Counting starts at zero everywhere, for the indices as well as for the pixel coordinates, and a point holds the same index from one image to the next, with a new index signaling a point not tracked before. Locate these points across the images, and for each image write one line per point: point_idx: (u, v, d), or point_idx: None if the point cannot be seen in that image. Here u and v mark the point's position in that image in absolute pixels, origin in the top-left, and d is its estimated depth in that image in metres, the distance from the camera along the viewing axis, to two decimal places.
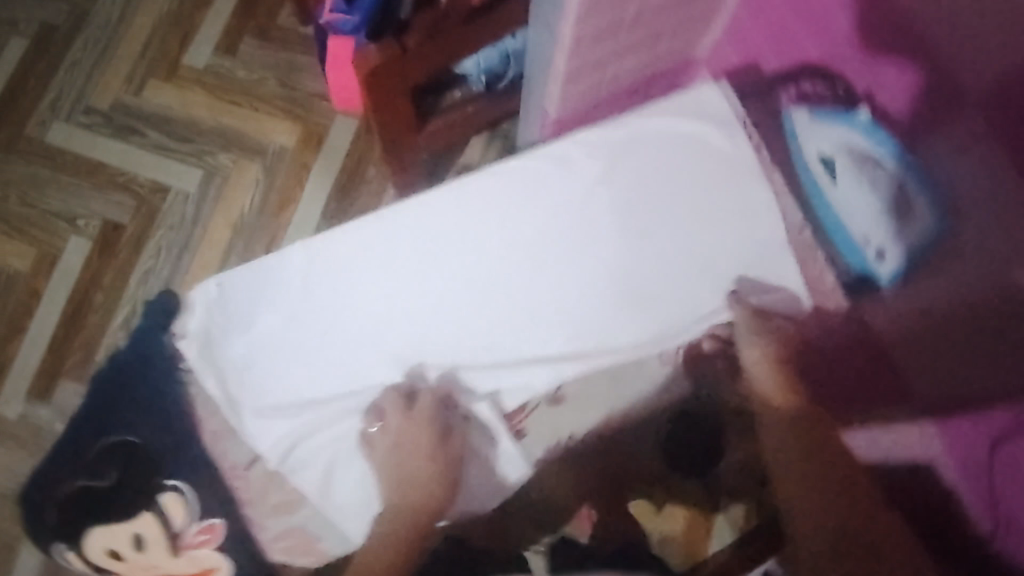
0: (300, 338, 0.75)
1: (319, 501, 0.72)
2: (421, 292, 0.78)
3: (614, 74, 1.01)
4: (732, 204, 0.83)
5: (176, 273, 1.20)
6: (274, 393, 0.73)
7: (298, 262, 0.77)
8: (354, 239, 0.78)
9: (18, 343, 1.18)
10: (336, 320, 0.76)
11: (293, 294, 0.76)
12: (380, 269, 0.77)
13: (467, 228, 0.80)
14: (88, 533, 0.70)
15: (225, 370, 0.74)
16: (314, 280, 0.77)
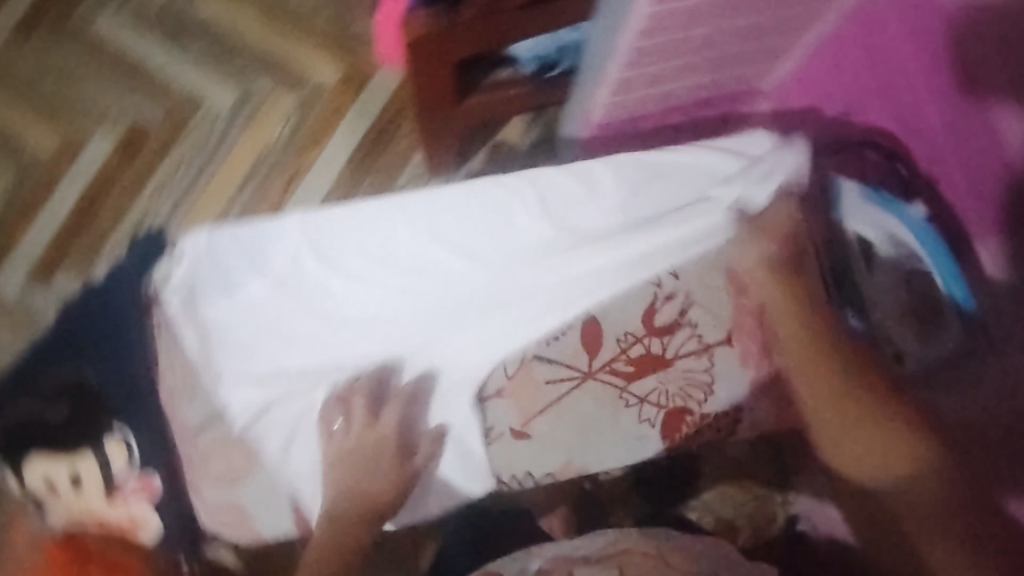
0: (289, 309, 0.78)
1: (279, 471, 0.74)
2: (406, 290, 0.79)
3: (670, 90, 0.94)
4: (744, 270, 0.77)
5: (191, 192, 1.12)
6: (253, 359, 0.77)
7: (294, 234, 0.76)
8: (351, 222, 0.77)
9: (20, 233, 1.11)
10: (328, 299, 0.78)
11: (287, 266, 0.77)
12: (375, 258, 0.78)
13: (461, 235, 0.78)
14: (27, 464, 0.69)
15: (206, 328, 0.76)
16: (308, 257, 0.77)
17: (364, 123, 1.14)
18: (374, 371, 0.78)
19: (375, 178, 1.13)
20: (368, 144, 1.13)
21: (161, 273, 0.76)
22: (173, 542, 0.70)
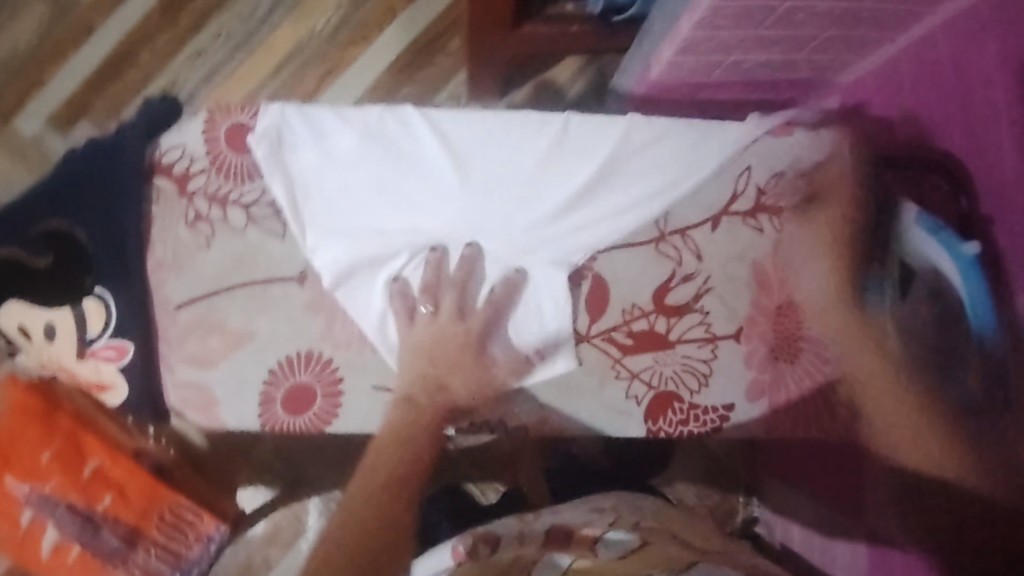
0: (378, 182, 0.68)
1: (291, 357, 0.68)
2: (500, 196, 0.69)
3: (739, 62, 0.90)
4: (773, 267, 0.71)
5: (227, 64, 1.12)
6: (339, 219, 0.68)
7: (403, 113, 0.69)
8: (441, 117, 0.69)
9: (54, 68, 1.13)
10: (423, 179, 0.69)
11: (385, 140, 0.68)
12: (479, 153, 0.69)
13: (532, 153, 0.70)
14: (3, 304, 0.67)
15: (291, 176, 0.68)
16: (408, 135, 0.69)
17: (414, 30, 1.12)
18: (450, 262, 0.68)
19: (414, 89, 1.12)
20: (413, 53, 1.12)
21: (162, 142, 0.70)
22: (138, 407, 0.68)
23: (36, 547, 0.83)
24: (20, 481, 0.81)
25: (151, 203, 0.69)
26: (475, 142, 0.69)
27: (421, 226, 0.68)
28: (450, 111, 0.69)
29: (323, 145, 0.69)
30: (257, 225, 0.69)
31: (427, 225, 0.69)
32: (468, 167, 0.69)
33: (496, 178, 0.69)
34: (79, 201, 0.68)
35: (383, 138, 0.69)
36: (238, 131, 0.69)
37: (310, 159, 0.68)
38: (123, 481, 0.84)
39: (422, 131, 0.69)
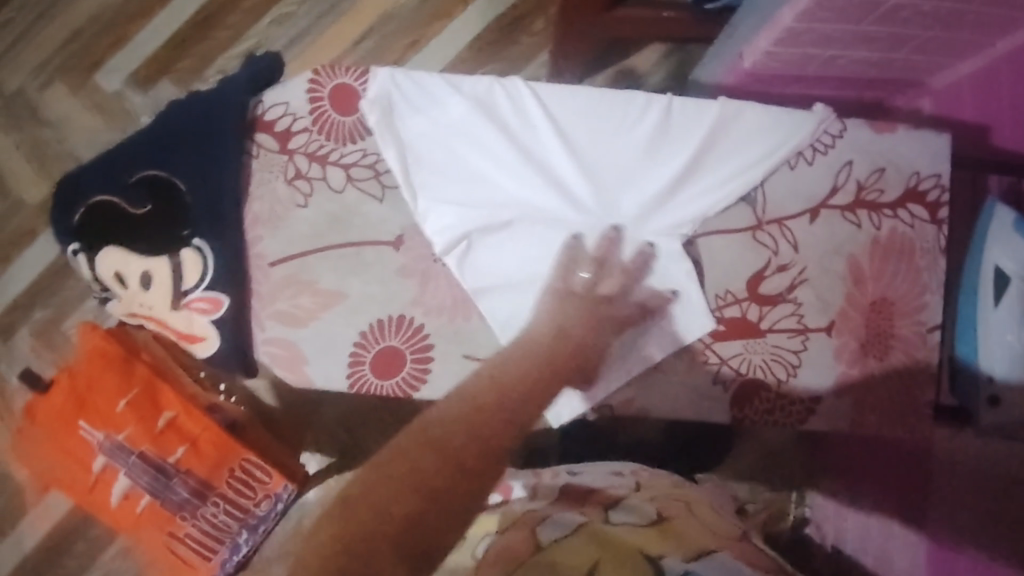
0: (484, 155, 0.69)
1: (386, 320, 0.69)
2: (612, 175, 0.69)
3: (834, 58, 0.89)
4: (870, 264, 0.70)
5: (311, 30, 1.17)
6: (448, 190, 0.68)
7: (509, 89, 0.69)
8: (549, 91, 0.69)
9: (140, 27, 1.16)
10: (527, 156, 0.69)
11: (494, 115, 0.69)
12: (583, 133, 0.69)
13: (633, 136, 0.69)
14: (103, 250, 0.69)
15: (401, 143, 0.68)
16: (514, 111, 0.69)
17: (496, 10, 1.17)
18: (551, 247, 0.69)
19: (496, 66, 1.17)
20: (493, 32, 1.17)
21: (267, 97, 0.70)
22: (227, 359, 0.69)
23: (107, 494, 0.87)
24: (96, 427, 0.86)
25: (251, 158, 0.69)
26: (583, 119, 0.69)
27: (530, 203, 0.69)
28: (557, 86, 0.69)
29: (429, 114, 0.68)
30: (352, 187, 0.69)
31: (537, 201, 0.69)
32: (577, 145, 0.69)
33: (606, 157, 0.69)
34: (179, 152, 0.69)
35: (491, 110, 0.69)
36: (342, 92, 0.69)
37: (419, 127, 0.68)
38: (195, 434, 0.88)
39: (530, 104, 0.69)
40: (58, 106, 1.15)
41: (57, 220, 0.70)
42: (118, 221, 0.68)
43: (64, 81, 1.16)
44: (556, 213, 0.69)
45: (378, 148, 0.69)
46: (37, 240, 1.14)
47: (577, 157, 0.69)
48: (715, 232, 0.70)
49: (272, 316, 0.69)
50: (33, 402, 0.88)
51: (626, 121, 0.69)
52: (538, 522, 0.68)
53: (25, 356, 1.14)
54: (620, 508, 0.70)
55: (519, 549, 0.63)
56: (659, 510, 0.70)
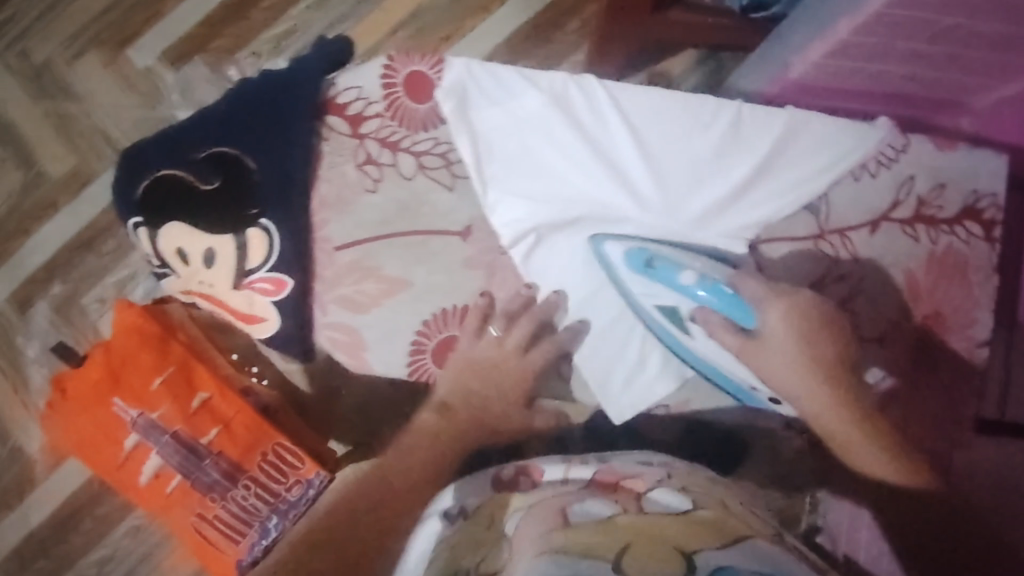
0: (556, 151, 0.70)
1: (450, 310, 0.69)
2: (678, 179, 0.71)
3: (881, 72, 0.91)
4: (926, 278, 0.71)
5: (350, 16, 1.16)
6: (518, 184, 0.70)
7: (584, 87, 0.69)
8: (624, 92, 0.69)
9: (176, 3, 1.15)
10: (597, 155, 0.70)
11: (567, 110, 0.69)
12: (652, 136, 0.70)
13: (701, 141, 0.70)
14: (165, 225, 0.68)
15: (474, 133, 0.69)
16: (587, 109, 0.69)
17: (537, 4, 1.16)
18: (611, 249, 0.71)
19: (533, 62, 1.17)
20: (534, 28, 1.16)
21: (339, 80, 0.69)
22: (289, 340, 0.69)
23: (137, 470, 0.86)
24: (130, 405, 0.85)
25: (321, 140, 0.68)
26: (655, 121, 0.70)
27: (598, 203, 0.70)
28: (632, 87, 0.70)
29: (503, 108, 0.69)
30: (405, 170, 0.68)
31: (605, 200, 0.70)
32: (647, 147, 0.70)
33: (674, 159, 0.70)
34: (251, 131, 0.68)
35: (566, 106, 0.69)
36: (416, 79, 0.69)
37: (492, 120, 0.69)
38: (229, 417, 0.86)
39: (603, 103, 0.69)
40: (87, 77, 1.13)
41: (120, 194, 0.70)
42: (181, 196, 0.67)
43: (95, 53, 1.14)
44: (623, 213, 0.70)
45: (450, 137, 0.69)
46: (59, 213, 1.13)
47: (645, 160, 0.70)
48: (779, 238, 0.71)
49: (335, 300, 0.68)
50: (66, 377, 0.88)
51: (694, 125, 0.70)
52: (564, 506, 0.58)
53: (43, 330, 1.12)
54: (652, 497, 0.61)
55: (539, 533, 0.54)
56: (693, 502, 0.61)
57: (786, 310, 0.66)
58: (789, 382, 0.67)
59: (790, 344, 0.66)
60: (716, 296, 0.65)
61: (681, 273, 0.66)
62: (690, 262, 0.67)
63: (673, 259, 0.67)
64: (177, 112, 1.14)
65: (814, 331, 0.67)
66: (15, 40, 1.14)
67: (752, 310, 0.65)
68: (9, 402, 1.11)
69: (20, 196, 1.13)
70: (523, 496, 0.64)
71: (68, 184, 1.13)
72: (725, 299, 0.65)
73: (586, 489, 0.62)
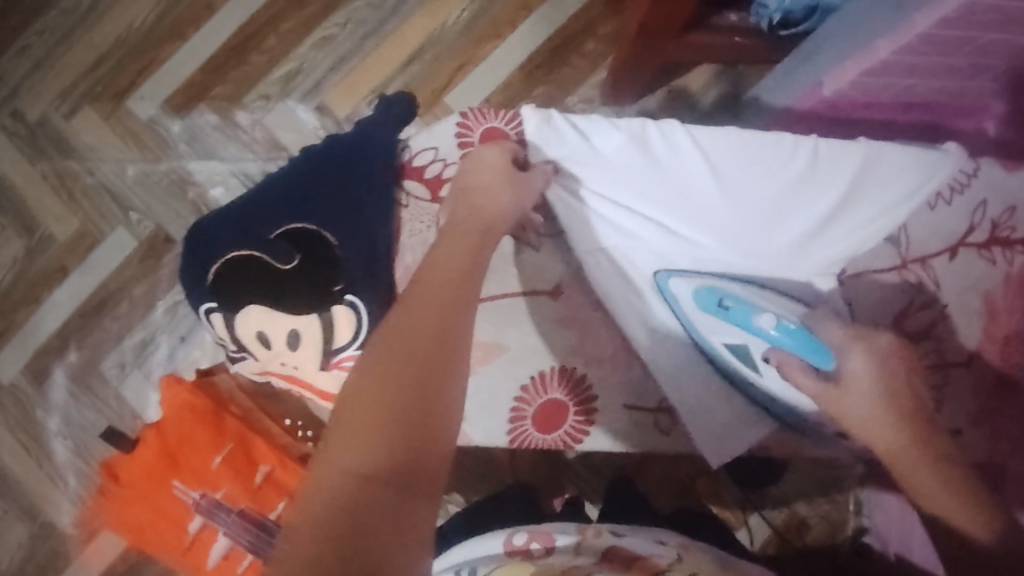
0: (638, 198, 0.69)
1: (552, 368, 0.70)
2: (762, 212, 0.70)
3: (912, 87, 0.89)
4: (1004, 298, 0.71)
5: (356, 53, 1.11)
6: (604, 232, 0.69)
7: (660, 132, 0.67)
8: (707, 132, 0.67)
9: (174, 49, 1.10)
10: (680, 199, 0.69)
11: (645, 156, 0.68)
12: (731, 178, 0.69)
13: (780, 180, 0.69)
14: (243, 310, 0.65)
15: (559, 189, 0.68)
16: (666, 153, 0.68)
17: (548, 29, 1.13)
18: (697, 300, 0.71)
19: (549, 88, 1.13)
20: (547, 52, 1.13)
21: (413, 142, 0.68)
22: None
23: (204, 555, 0.82)
24: (191, 486, 0.82)
25: (401, 208, 0.67)
26: (735, 159, 0.68)
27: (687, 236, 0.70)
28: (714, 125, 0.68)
29: (582, 158, 0.68)
30: (499, 202, 0.63)
31: (692, 236, 0.70)
32: (730, 183, 0.69)
33: (754, 196, 0.69)
34: (330, 204, 0.66)
35: (646, 149, 0.67)
36: (491, 135, 0.68)
37: (576, 161, 0.68)
38: (294, 487, 0.83)
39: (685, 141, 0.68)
40: (87, 134, 1.09)
41: (188, 281, 0.67)
42: (258, 279, 0.65)
43: (91, 108, 1.09)
44: (709, 246, 0.71)
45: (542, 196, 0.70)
46: (68, 277, 1.08)
47: (725, 202, 0.69)
48: (857, 271, 0.73)
49: None
50: (117, 462, 0.84)
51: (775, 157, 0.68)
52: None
53: (63, 403, 1.06)
54: None
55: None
56: None
57: (872, 354, 0.61)
58: (857, 421, 0.60)
59: (869, 382, 0.60)
60: (792, 338, 0.62)
61: (757, 317, 0.63)
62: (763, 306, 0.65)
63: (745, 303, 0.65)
64: (184, 162, 1.09)
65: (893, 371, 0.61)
66: (7, 99, 1.09)
67: (829, 351, 0.61)
68: (35, 478, 1.05)
69: (26, 262, 1.08)
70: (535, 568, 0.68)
71: (75, 247, 1.08)
72: (800, 341, 0.62)
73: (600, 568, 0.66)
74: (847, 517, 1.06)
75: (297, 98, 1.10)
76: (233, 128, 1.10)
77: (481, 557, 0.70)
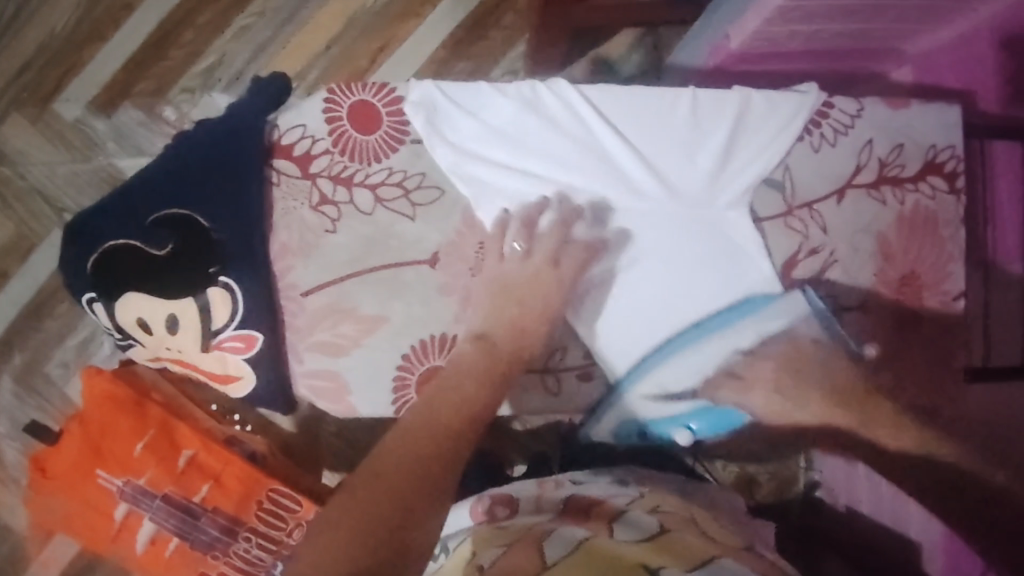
0: (531, 160, 0.67)
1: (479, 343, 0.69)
2: (659, 158, 0.68)
3: (816, 33, 0.87)
4: (897, 240, 0.71)
5: (276, 41, 1.12)
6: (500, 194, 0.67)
7: (544, 96, 0.68)
8: (595, 89, 0.68)
9: (96, 49, 1.11)
10: (577, 154, 0.67)
11: (536, 117, 0.67)
12: (625, 130, 0.68)
13: (670, 129, 0.68)
14: (123, 297, 0.65)
15: (440, 157, 0.67)
16: (553, 114, 0.68)
17: (466, 5, 1.14)
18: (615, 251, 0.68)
19: (471, 63, 1.14)
20: (466, 29, 1.13)
21: (282, 121, 0.68)
22: (269, 397, 0.67)
23: (132, 541, 0.82)
24: (115, 474, 0.81)
25: (272, 186, 0.67)
26: (624, 113, 0.68)
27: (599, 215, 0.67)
28: (602, 84, 0.68)
29: (470, 122, 0.67)
30: (532, 339, 0.63)
31: (596, 188, 0.67)
32: (634, 143, 0.68)
33: (650, 146, 0.68)
34: (199, 187, 0.66)
35: (538, 110, 0.67)
36: (362, 109, 0.67)
37: (468, 133, 0.67)
38: (219, 471, 0.83)
39: (577, 105, 0.68)
40: (16, 140, 1.09)
41: (69, 272, 0.66)
42: (135, 266, 0.65)
43: (19, 113, 1.09)
44: (626, 210, 0.67)
45: (406, 165, 0.67)
46: (8, 282, 1.09)
47: (625, 150, 0.67)
48: (765, 220, 0.70)
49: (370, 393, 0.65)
50: (44, 455, 0.83)
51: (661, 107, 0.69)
52: (541, 536, 0.64)
53: (10, 404, 1.08)
54: (622, 523, 0.67)
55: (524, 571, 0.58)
56: (660, 522, 0.68)
57: (766, 391, 0.66)
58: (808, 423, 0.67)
59: (792, 414, 0.67)
60: (702, 421, 0.69)
61: (672, 428, 0.69)
62: (668, 404, 0.69)
63: (656, 417, 0.69)
64: (115, 160, 1.10)
65: (798, 386, 0.65)
66: None
67: (733, 412, 0.68)
68: None
69: None
70: (503, 529, 0.69)
71: (13, 251, 1.09)
72: (710, 420, 0.68)
73: (558, 522, 0.68)
74: (798, 473, 1.10)
75: (221, 89, 1.11)
76: (160, 123, 1.11)
77: (452, 533, 0.73)
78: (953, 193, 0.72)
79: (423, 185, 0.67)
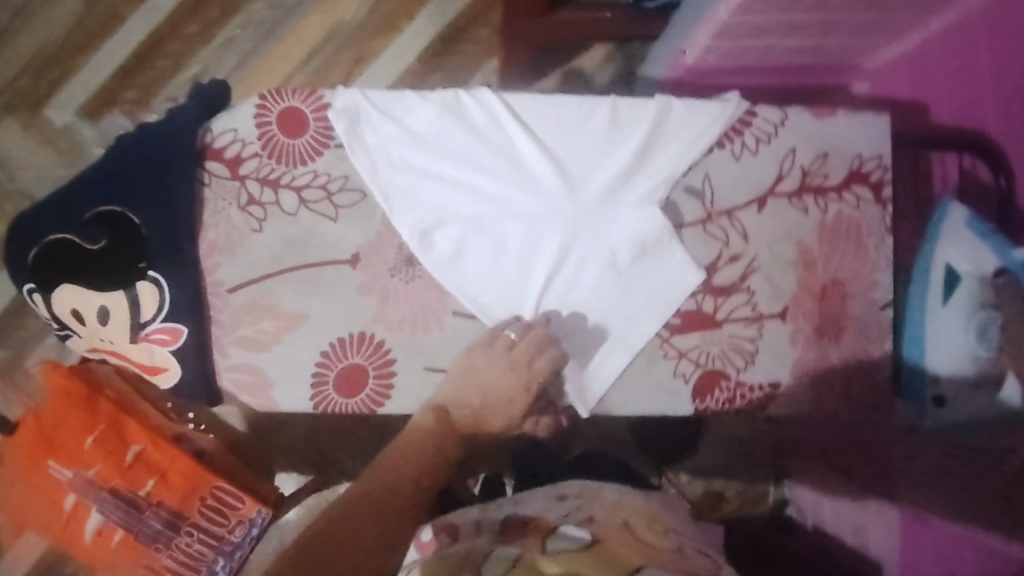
0: (452, 164, 0.69)
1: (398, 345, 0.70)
2: (576, 164, 0.69)
3: (771, 48, 0.85)
4: (819, 247, 0.72)
5: (257, 52, 1.15)
6: (421, 198, 0.69)
7: (468, 104, 0.70)
8: (517, 97, 0.70)
9: (87, 58, 1.15)
10: (496, 161, 0.69)
11: (457, 123, 0.69)
12: (543, 137, 0.70)
13: (589, 137, 0.70)
14: (58, 289, 0.68)
15: (365, 160, 0.69)
16: (475, 121, 0.70)
17: (442, 19, 1.16)
18: (529, 255, 0.69)
19: (445, 75, 1.16)
20: (440, 42, 1.16)
21: (215, 125, 0.70)
22: (194, 388, 0.69)
23: (80, 531, 0.82)
24: (65, 465, 0.81)
25: (203, 186, 0.70)
26: (543, 121, 0.70)
27: (517, 223, 0.69)
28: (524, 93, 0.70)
29: (395, 128, 0.69)
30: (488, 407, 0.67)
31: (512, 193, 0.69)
32: (552, 150, 0.69)
33: (568, 153, 0.69)
34: (133, 185, 0.68)
35: (461, 117, 0.69)
36: (291, 114, 0.70)
37: (390, 138, 0.69)
38: (166, 466, 0.81)
39: (500, 113, 0.70)
40: (7, 143, 1.14)
41: (11, 262, 0.69)
42: (71, 259, 0.68)
43: (12, 117, 1.14)
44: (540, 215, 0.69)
45: (331, 170, 0.70)
46: None
47: (541, 158, 0.69)
48: (684, 226, 0.71)
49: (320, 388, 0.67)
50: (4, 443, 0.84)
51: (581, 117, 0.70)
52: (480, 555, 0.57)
53: None
54: (556, 535, 0.58)
55: None
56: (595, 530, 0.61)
57: None
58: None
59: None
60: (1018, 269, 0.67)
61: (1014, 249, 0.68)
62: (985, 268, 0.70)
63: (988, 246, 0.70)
64: None
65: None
66: None
67: None
68: None
69: None
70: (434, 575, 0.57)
71: None
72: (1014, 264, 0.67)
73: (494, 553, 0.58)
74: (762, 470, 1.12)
75: None
76: None
77: None
78: (877, 205, 0.72)
79: (346, 188, 0.70)
